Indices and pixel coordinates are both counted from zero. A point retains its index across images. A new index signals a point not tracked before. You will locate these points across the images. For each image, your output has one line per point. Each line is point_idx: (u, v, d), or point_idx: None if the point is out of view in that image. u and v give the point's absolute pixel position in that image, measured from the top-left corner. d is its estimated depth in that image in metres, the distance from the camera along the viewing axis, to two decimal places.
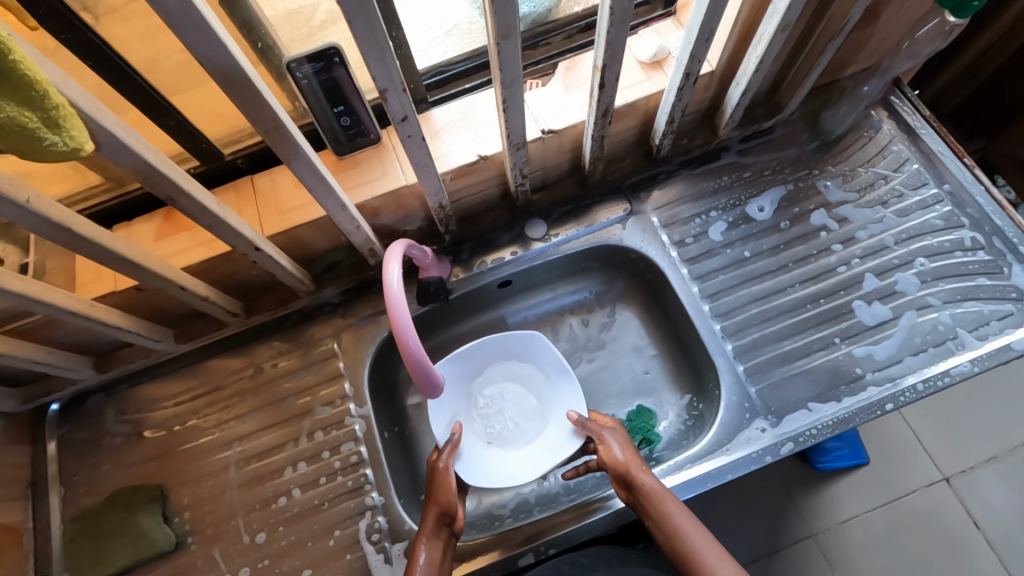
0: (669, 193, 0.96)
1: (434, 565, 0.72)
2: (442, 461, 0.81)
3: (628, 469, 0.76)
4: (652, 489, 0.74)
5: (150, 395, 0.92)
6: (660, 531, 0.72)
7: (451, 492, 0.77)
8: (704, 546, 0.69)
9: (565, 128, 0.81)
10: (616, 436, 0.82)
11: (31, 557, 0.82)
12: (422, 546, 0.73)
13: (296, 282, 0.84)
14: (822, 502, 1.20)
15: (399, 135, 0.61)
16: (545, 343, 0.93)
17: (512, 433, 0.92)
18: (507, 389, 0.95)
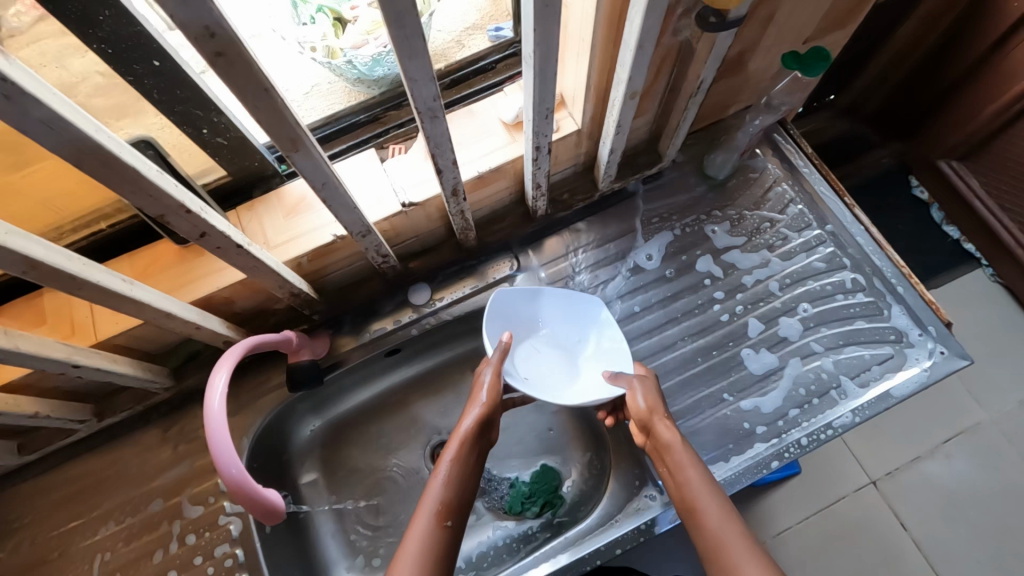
0: (556, 247, 0.93)
1: (461, 469, 0.65)
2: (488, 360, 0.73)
3: (649, 416, 0.68)
4: (669, 441, 0.66)
5: (0, 509, 0.84)
6: (674, 482, 0.65)
7: (495, 398, 0.70)
8: (710, 504, 0.61)
9: (425, 201, 0.77)
10: (649, 378, 0.73)
11: None
12: (449, 450, 0.66)
13: (147, 382, 0.77)
14: (756, 517, 1.15)
15: (207, 247, 0.57)
16: (603, 310, 0.84)
17: (548, 376, 0.79)
18: (548, 345, 0.84)
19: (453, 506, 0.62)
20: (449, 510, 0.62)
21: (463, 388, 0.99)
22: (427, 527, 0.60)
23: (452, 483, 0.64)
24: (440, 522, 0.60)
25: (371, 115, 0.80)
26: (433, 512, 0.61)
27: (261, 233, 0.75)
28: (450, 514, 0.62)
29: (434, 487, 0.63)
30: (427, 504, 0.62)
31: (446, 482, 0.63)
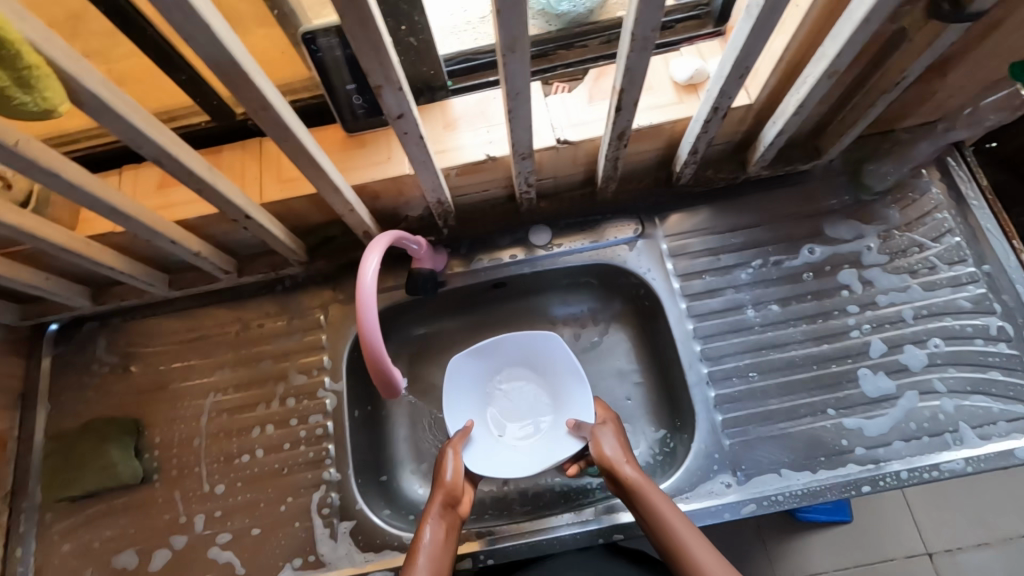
0: (683, 222, 0.92)
1: (436, 545, 0.70)
2: (455, 443, 0.81)
3: (615, 464, 0.74)
4: (637, 484, 0.71)
5: (139, 333, 0.95)
6: (648, 523, 0.70)
7: (459, 476, 0.77)
8: (687, 540, 0.66)
9: (582, 141, 0.77)
10: (610, 432, 0.79)
11: (12, 464, 0.87)
12: (426, 530, 0.72)
13: (289, 253, 0.84)
14: (791, 551, 1.07)
15: (396, 130, 0.60)
16: (562, 342, 0.87)
17: (524, 429, 0.90)
18: (522, 388, 0.92)
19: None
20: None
21: None
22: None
23: (430, 558, 0.69)
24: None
25: (541, 49, 0.81)
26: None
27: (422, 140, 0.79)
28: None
29: (416, 564, 0.68)
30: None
31: (424, 558, 0.69)
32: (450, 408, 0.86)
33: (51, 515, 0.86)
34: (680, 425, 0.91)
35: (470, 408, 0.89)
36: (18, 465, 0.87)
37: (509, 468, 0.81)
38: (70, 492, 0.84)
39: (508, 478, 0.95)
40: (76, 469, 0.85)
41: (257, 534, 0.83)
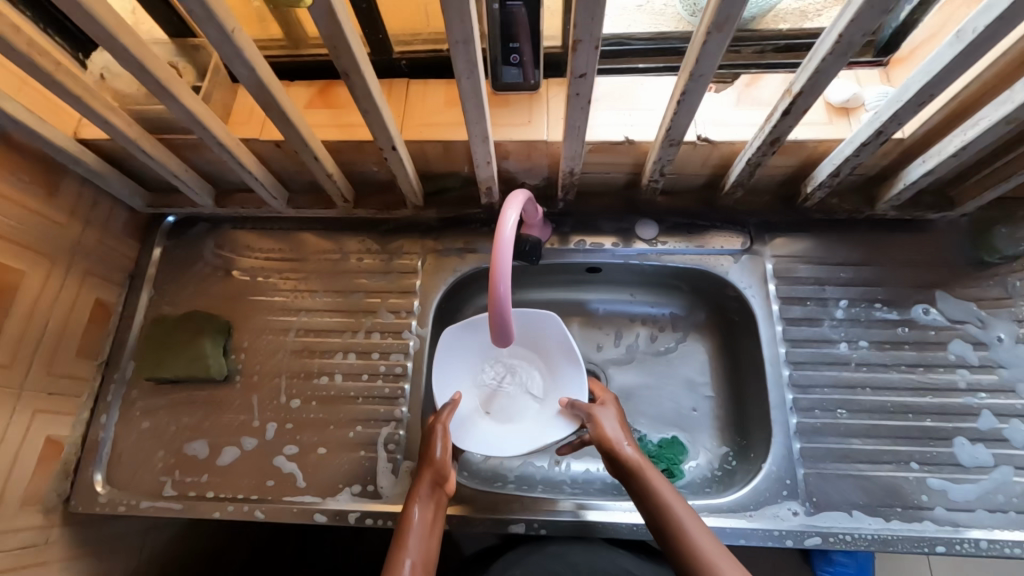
0: (793, 245, 0.91)
1: (424, 526, 0.72)
2: (443, 424, 0.78)
3: (615, 445, 0.74)
4: (637, 465, 0.72)
5: (245, 242, 0.99)
6: (648, 506, 0.70)
7: (448, 456, 0.76)
8: (687, 522, 0.67)
9: (722, 142, 0.77)
10: (609, 411, 0.78)
11: (111, 336, 0.92)
12: (415, 511, 0.73)
13: (409, 195, 0.87)
14: None
15: (568, 90, 0.60)
16: (559, 322, 0.85)
17: (513, 406, 0.86)
18: (513, 363, 0.88)
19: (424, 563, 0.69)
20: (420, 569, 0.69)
21: (625, 334, 1.03)
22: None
23: (420, 539, 0.71)
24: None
25: None
26: (407, 567, 0.68)
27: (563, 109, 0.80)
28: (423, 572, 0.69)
29: (408, 545, 0.70)
30: (401, 563, 0.68)
31: (415, 539, 0.71)
32: (439, 381, 0.85)
33: (137, 392, 0.90)
34: (748, 445, 0.89)
35: (461, 381, 0.87)
36: (117, 338, 0.92)
37: (496, 450, 0.81)
38: (160, 374, 0.89)
39: (561, 458, 0.96)
40: (170, 354, 0.90)
41: (323, 453, 0.86)
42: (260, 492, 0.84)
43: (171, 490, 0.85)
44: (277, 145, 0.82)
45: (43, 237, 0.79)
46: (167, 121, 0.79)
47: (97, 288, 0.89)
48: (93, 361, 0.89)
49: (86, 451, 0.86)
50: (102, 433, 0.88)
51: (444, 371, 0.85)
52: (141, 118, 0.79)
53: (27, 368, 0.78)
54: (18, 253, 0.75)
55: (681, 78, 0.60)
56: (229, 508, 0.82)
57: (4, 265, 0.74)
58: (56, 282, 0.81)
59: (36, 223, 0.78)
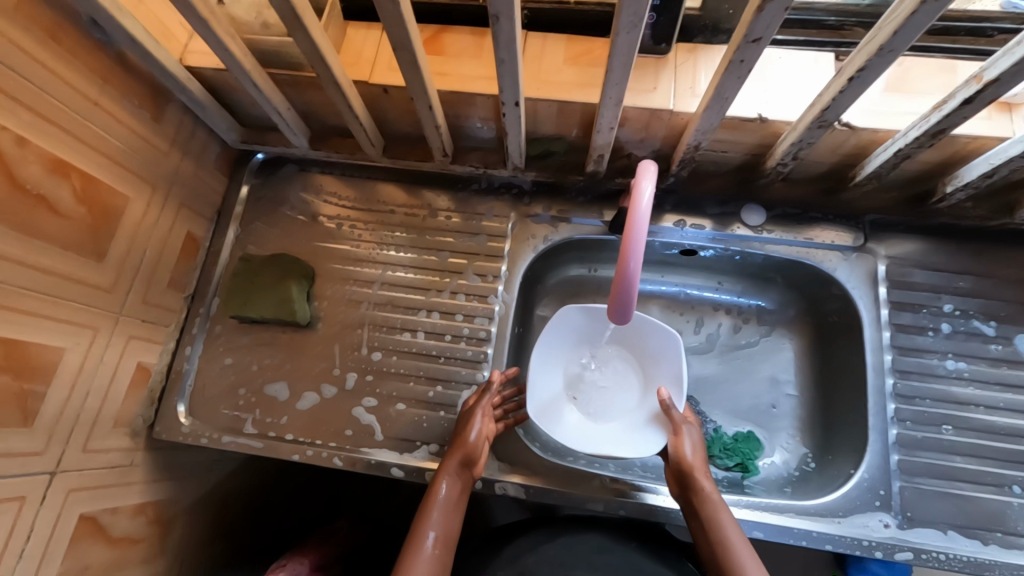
0: (909, 248, 0.85)
1: (449, 502, 0.73)
2: (481, 407, 0.78)
3: (693, 470, 0.71)
4: (709, 497, 0.69)
5: (332, 188, 0.97)
6: (705, 535, 0.68)
7: (481, 438, 0.76)
8: (745, 563, 0.65)
9: (865, 130, 0.70)
10: (693, 431, 0.75)
11: (198, 269, 0.92)
12: (442, 486, 0.74)
13: (512, 154, 0.83)
14: None
15: (731, 56, 0.55)
16: (679, 347, 0.81)
17: (600, 402, 0.85)
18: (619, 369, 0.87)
19: (445, 536, 0.71)
20: (442, 541, 0.71)
21: (707, 322, 0.99)
22: (425, 555, 0.69)
23: (443, 514, 0.72)
24: (435, 549, 0.70)
25: (838, 21, 0.75)
26: (430, 540, 0.70)
27: (692, 78, 0.75)
28: (443, 544, 0.71)
29: (431, 518, 0.72)
30: (423, 536, 0.70)
31: (437, 513, 0.72)
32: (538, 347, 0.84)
33: (220, 328, 0.91)
34: (832, 450, 0.86)
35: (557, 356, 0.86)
36: (203, 273, 0.92)
37: (560, 430, 0.80)
38: (245, 313, 0.89)
39: None
40: (256, 293, 0.90)
41: (401, 409, 0.85)
42: (338, 441, 0.84)
43: (251, 429, 0.86)
44: (385, 90, 0.79)
45: (146, 163, 0.78)
46: (279, 54, 0.76)
47: (189, 222, 0.88)
48: (180, 293, 0.89)
49: (171, 381, 0.88)
50: (187, 365, 0.89)
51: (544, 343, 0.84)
52: (253, 49, 0.76)
53: (126, 294, 0.78)
54: (125, 177, 0.74)
55: (860, 52, 0.55)
56: (307, 453, 0.83)
57: (113, 187, 0.73)
58: (155, 211, 0.81)
59: (143, 149, 0.77)
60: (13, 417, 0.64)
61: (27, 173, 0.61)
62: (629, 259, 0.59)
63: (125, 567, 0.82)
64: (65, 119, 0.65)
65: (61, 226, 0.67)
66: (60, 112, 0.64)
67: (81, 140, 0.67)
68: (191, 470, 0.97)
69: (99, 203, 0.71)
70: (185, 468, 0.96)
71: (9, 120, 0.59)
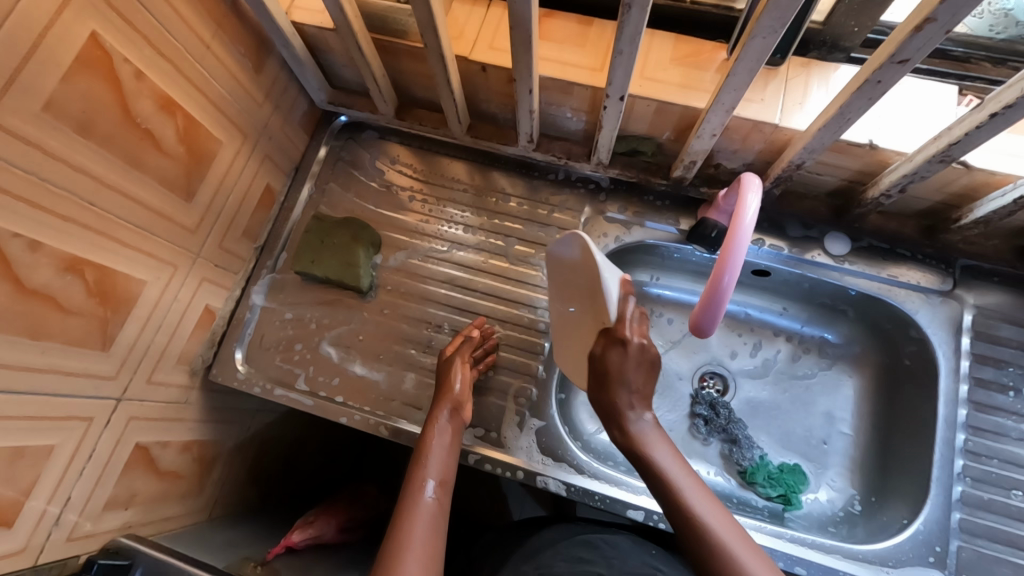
0: (1001, 301, 0.81)
1: (443, 446, 0.73)
2: (462, 354, 0.81)
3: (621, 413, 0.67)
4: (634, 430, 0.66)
5: (408, 159, 0.97)
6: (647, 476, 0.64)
7: (466, 386, 0.78)
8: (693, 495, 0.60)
9: (983, 171, 0.66)
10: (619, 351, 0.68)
11: (271, 222, 0.93)
12: (433, 433, 0.74)
13: (600, 149, 0.81)
14: None
15: (868, 75, 0.53)
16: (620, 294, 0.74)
17: None
18: None
19: (443, 481, 0.69)
20: (442, 484, 0.68)
21: (766, 347, 0.97)
22: (425, 498, 0.65)
23: (438, 459, 0.71)
24: (434, 493, 0.67)
25: (965, 53, 0.72)
26: (429, 486, 0.67)
27: (802, 93, 0.72)
28: (442, 488, 0.68)
29: (427, 463, 0.70)
30: (421, 480, 0.68)
31: (433, 458, 0.71)
32: None
33: (285, 283, 0.92)
34: (885, 497, 0.83)
35: None
36: (274, 227, 0.94)
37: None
38: (311, 271, 0.90)
39: None
40: (324, 253, 0.90)
41: None
42: (385, 409, 0.85)
43: (303, 385, 0.87)
44: (483, 68, 0.78)
45: (242, 112, 0.79)
46: (386, 19, 0.76)
47: (269, 174, 0.89)
48: (251, 243, 0.91)
49: (232, 327, 0.89)
50: (248, 314, 0.90)
51: None
52: (362, 11, 0.76)
53: (205, 237, 0.79)
54: (222, 123, 0.76)
55: (1009, 88, 0.52)
56: (356, 417, 0.84)
57: (209, 131, 0.74)
58: (242, 159, 0.82)
59: (241, 96, 0.78)
60: (94, 340, 0.66)
61: (140, 107, 0.63)
62: (724, 273, 0.60)
63: (167, 498, 0.84)
64: (179, 59, 0.66)
65: (161, 162, 0.68)
66: (175, 51, 0.65)
67: (190, 81, 0.68)
68: (236, 415, 0.99)
69: (196, 144, 0.72)
70: (231, 413, 0.98)
71: (132, 53, 0.60)
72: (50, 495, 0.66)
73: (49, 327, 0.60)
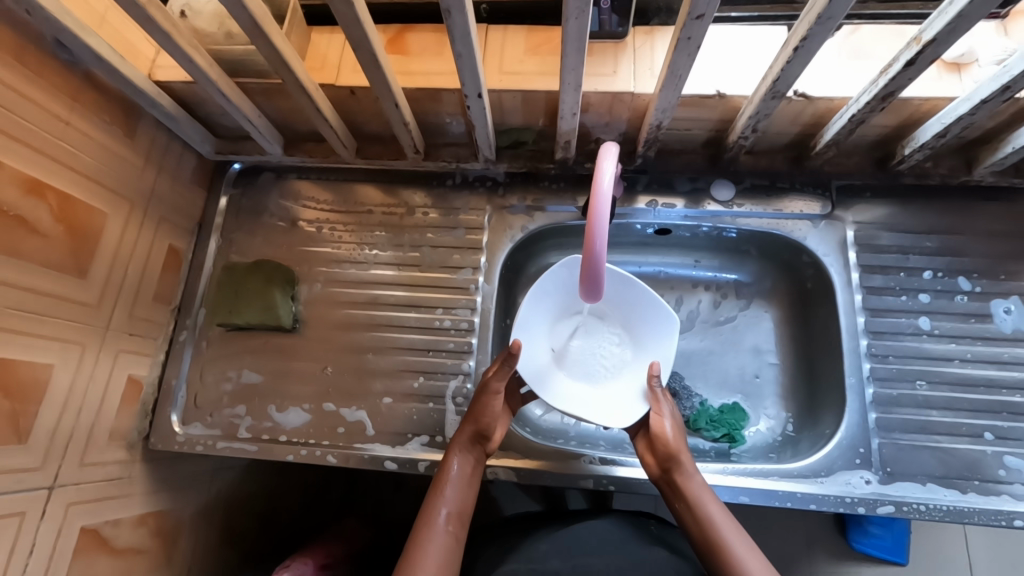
0: (875, 212, 0.87)
1: (463, 479, 0.74)
2: (494, 383, 0.76)
3: (673, 448, 0.72)
4: (691, 477, 0.71)
5: (308, 191, 0.98)
6: (693, 518, 0.69)
7: (495, 416, 0.76)
8: (732, 540, 0.66)
9: (820, 99, 0.72)
10: (671, 406, 0.76)
11: (183, 282, 0.93)
12: (454, 464, 0.75)
13: (482, 146, 0.85)
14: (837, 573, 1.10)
15: (679, 33, 0.57)
16: (668, 323, 0.81)
17: (583, 358, 0.83)
18: (604, 334, 0.85)
19: (459, 511, 0.72)
20: (456, 517, 0.72)
21: (688, 299, 1.01)
22: (440, 530, 0.70)
23: (456, 490, 0.73)
24: (448, 525, 0.70)
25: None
26: (442, 517, 0.71)
27: (650, 58, 0.76)
28: (457, 520, 0.71)
29: (444, 495, 0.73)
30: (437, 512, 0.71)
31: (450, 490, 0.73)
32: (533, 308, 0.82)
33: (210, 337, 0.92)
34: (814, 414, 0.88)
35: (547, 317, 0.84)
36: (188, 284, 0.94)
37: (528, 367, 0.80)
38: (232, 320, 0.90)
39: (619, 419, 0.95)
40: (241, 301, 0.91)
41: (391, 403, 0.87)
42: (332, 439, 0.86)
43: (245, 433, 0.87)
44: (352, 92, 0.80)
45: (122, 178, 0.79)
46: (246, 63, 0.78)
47: (170, 235, 0.89)
48: (167, 306, 0.91)
49: (163, 394, 0.89)
50: (177, 379, 0.90)
51: (539, 310, 0.83)
52: (219, 60, 0.78)
53: (112, 309, 0.79)
54: (101, 194, 0.76)
55: (801, 23, 0.57)
56: (302, 452, 0.85)
57: (88, 204, 0.74)
58: (134, 226, 0.82)
59: (117, 164, 0.78)
60: (7, 434, 0.65)
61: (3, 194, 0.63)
62: (594, 243, 0.62)
63: None
64: (36, 139, 0.66)
65: (40, 244, 0.68)
66: (29, 133, 0.66)
67: (53, 158, 0.69)
68: (192, 479, 0.98)
69: (77, 221, 0.73)
70: (186, 477, 0.97)
71: None
72: None
73: None
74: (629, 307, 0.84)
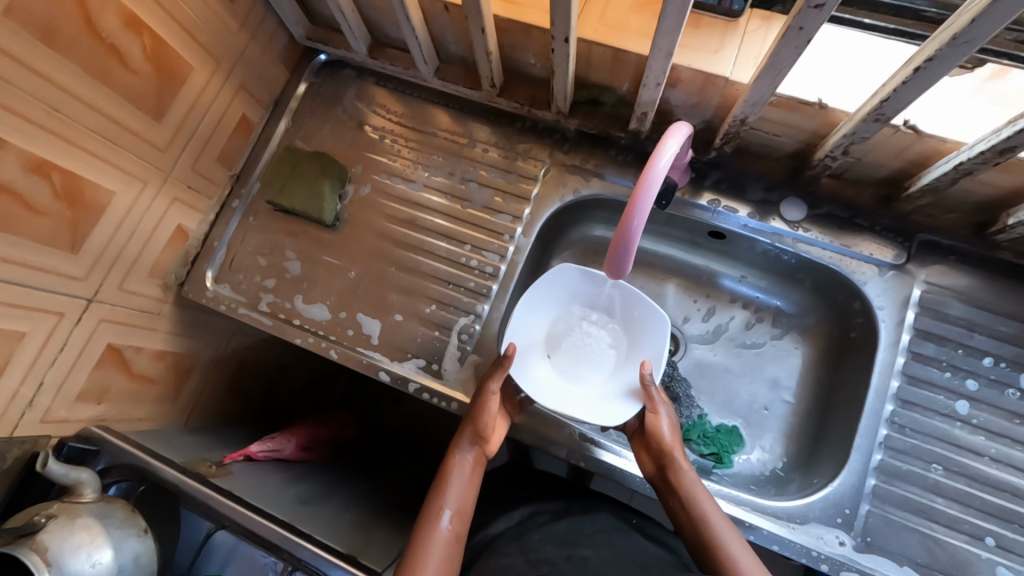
0: (952, 278, 0.79)
1: (464, 479, 0.74)
2: (492, 384, 0.76)
3: (668, 447, 0.73)
4: (684, 474, 0.71)
5: (381, 99, 0.99)
6: (687, 516, 0.69)
7: (493, 418, 0.76)
8: (725, 537, 0.66)
9: (931, 137, 0.65)
10: (667, 408, 0.76)
11: (247, 153, 0.98)
12: (455, 463, 0.75)
13: (557, 97, 0.82)
14: None
15: (792, 21, 0.52)
16: (666, 325, 0.79)
17: (575, 354, 0.83)
18: (601, 331, 0.85)
19: (460, 512, 0.71)
20: (458, 516, 0.71)
21: (722, 311, 0.97)
22: (442, 529, 0.69)
23: (458, 489, 0.73)
24: (450, 524, 0.70)
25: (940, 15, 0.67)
26: (445, 516, 0.70)
27: (758, 47, 0.71)
28: (458, 518, 0.71)
29: (447, 491, 0.72)
30: (439, 511, 0.70)
31: (453, 489, 0.73)
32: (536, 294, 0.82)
33: (257, 211, 0.97)
34: (811, 462, 0.84)
35: (547, 307, 0.84)
36: (251, 156, 0.98)
37: (520, 355, 0.80)
38: (279, 200, 0.94)
39: None
40: (293, 184, 0.95)
41: (399, 320, 0.90)
42: (340, 337, 0.90)
43: (265, 306, 0.93)
44: (446, 8, 0.79)
45: (215, 38, 0.83)
46: None
47: (245, 104, 0.93)
48: (227, 170, 0.96)
49: (205, 249, 0.95)
50: (220, 240, 0.96)
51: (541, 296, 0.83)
52: None
53: (177, 157, 0.84)
54: (192, 46, 0.79)
55: (933, 41, 0.50)
56: (309, 339, 0.89)
57: (178, 53, 0.78)
58: (215, 85, 0.86)
59: (213, 23, 0.81)
60: (63, 241, 0.72)
61: (104, 22, 0.67)
62: (634, 216, 0.60)
63: (140, 400, 0.91)
64: None
65: (128, 78, 0.73)
66: None
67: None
68: (213, 334, 1.06)
69: (165, 65, 0.77)
70: (208, 331, 1.05)
71: None
72: (23, 377, 0.72)
73: (16, 220, 0.66)
74: (632, 308, 0.82)
